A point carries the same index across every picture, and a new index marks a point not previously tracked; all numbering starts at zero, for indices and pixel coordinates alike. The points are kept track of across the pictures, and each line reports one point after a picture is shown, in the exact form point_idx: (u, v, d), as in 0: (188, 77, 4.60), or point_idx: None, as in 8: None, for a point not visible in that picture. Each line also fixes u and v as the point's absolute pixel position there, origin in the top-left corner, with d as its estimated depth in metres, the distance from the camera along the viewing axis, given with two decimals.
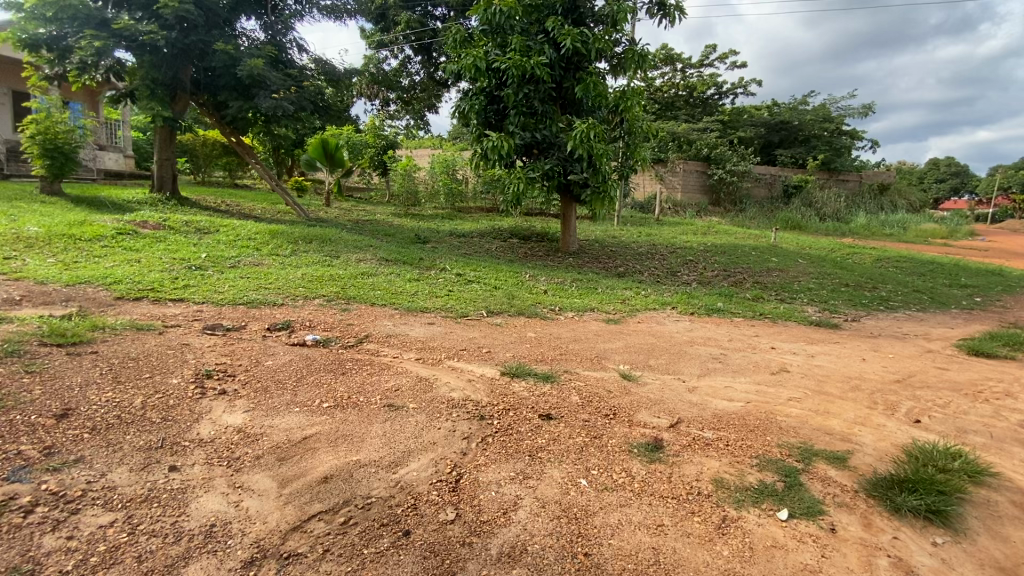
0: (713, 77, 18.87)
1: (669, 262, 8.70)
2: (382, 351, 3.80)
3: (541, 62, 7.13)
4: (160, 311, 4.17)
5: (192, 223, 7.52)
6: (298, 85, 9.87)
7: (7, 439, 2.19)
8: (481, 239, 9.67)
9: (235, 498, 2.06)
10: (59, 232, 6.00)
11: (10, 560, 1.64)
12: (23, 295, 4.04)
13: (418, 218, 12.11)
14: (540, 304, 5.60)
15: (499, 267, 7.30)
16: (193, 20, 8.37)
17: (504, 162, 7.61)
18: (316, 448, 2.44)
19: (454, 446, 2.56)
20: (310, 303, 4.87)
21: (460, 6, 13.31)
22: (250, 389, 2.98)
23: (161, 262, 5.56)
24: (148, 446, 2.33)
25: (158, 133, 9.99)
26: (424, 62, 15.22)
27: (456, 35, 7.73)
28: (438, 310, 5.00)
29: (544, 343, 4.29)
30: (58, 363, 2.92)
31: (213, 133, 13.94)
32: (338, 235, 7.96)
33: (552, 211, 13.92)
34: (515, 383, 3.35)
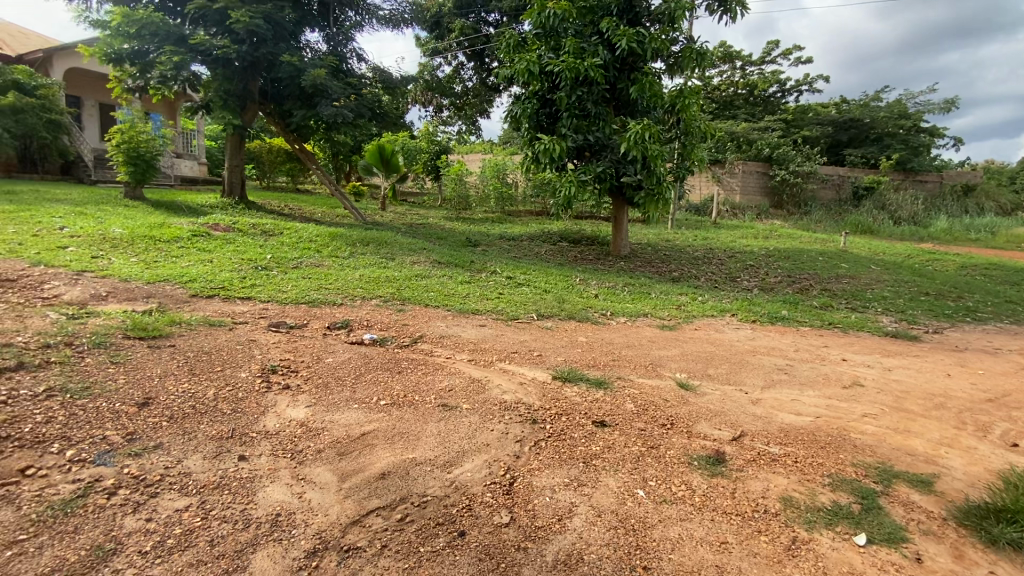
0: (775, 74, 18.05)
1: (726, 267, 8.36)
2: (435, 352, 3.86)
3: (595, 63, 7.05)
4: (230, 309, 4.42)
5: (259, 226, 7.95)
6: (357, 94, 10.25)
7: (95, 424, 2.36)
8: (531, 243, 9.67)
9: (299, 489, 2.14)
10: (142, 234, 6.50)
11: (95, 538, 1.76)
12: (110, 292, 4.39)
13: (469, 222, 12.27)
14: (591, 308, 5.52)
15: (549, 271, 7.25)
16: (263, 34, 8.87)
17: (555, 165, 7.57)
18: (374, 445, 2.49)
19: (507, 448, 2.54)
20: (367, 303, 5.03)
21: (513, 12, 13.43)
22: (311, 384, 3.09)
23: (231, 262, 5.91)
24: (219, 436, 2.45)
25: (229, 141, 10.63)
26: (477, 68, 15.46)
27: (510, 40, 7.78)
28: (489, 312, 5.02)
29: (596, 348, 4.21)
30: (141, 354, 3.15)
31: (278, 141, 14.73)
32: (393, 238, 8.19)
33: (603, 214, 13.74)
34: (568, 388, 3.30)
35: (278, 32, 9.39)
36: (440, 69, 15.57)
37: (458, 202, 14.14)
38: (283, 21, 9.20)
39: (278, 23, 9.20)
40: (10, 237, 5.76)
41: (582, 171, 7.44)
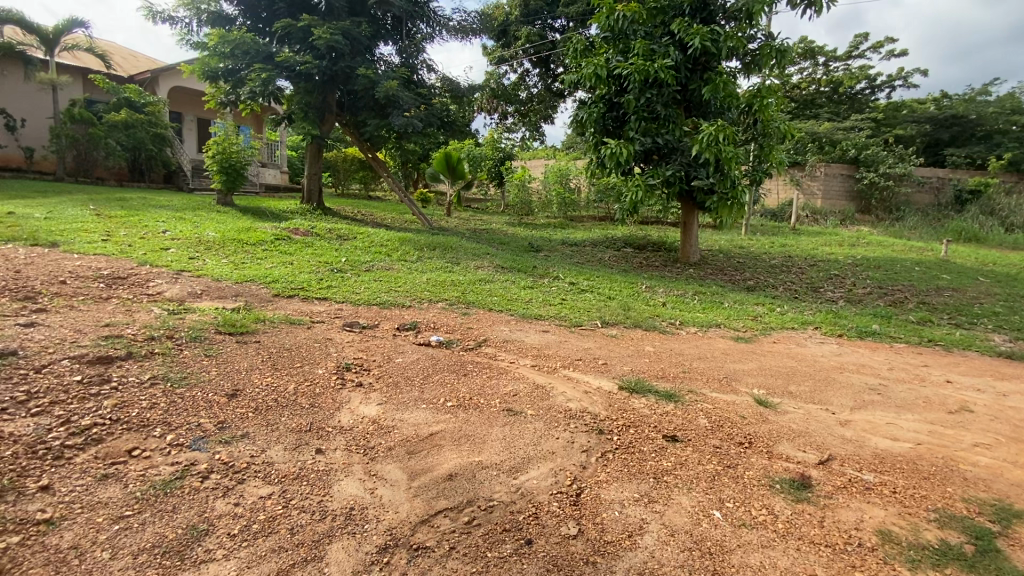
0: (863, 69, 16.77)
1: (806, 276, 7.82)
2: (499, 356, 3.86)
3: (666, 64, 6.84)
4: (308, 309, 4.67)
5: (334, 230, 8.39)
6: (427, 103, 10.59)
7: (191, 412, 2.56)
8: (594, 248, 9.53)
9: (371, 485, 2.20)
10: (232, 238, 7.04)
11: (191, 518, 1.89)
12: (204, 290, 4.78)
13: (532, 227, 12.30)
14: (658, 317, 5.33)
15: (614, 277, 7.10)
16: (341, 49, 9.38)
17: (622, 169, 7.42)
18: (441, 445, 2.53)
19: (574, 458, 2.49)
20: (433, 306, 5.14)
21: (580, 17, 13.39)
22: (382, 383, 3.20)
23: (309, 265, 6.26)
24: (299, 428, 2.58)
25: (309, 151, 11.31)
26: (542, 74, 15.62)
27: (577, 44, 7.74)
28: (553, 318, 4.99)
29: (664, 358, 4.05)
30: (230, 349, 3.39)
31: (352, 150, 15.52)
32: (458, 243, 8.35)
33: (670, 220, 13.31)
34: (635, 399, 3.18)
35: (355, 47, 9.90)
36: (506, 76, 15.80)
37: (521, 206, 14.48)
38: (360, 36, 9.69)
39: (355, 38, 9.69)
40: (123, 239, 6.44)
41: (650, 176, 7.23)
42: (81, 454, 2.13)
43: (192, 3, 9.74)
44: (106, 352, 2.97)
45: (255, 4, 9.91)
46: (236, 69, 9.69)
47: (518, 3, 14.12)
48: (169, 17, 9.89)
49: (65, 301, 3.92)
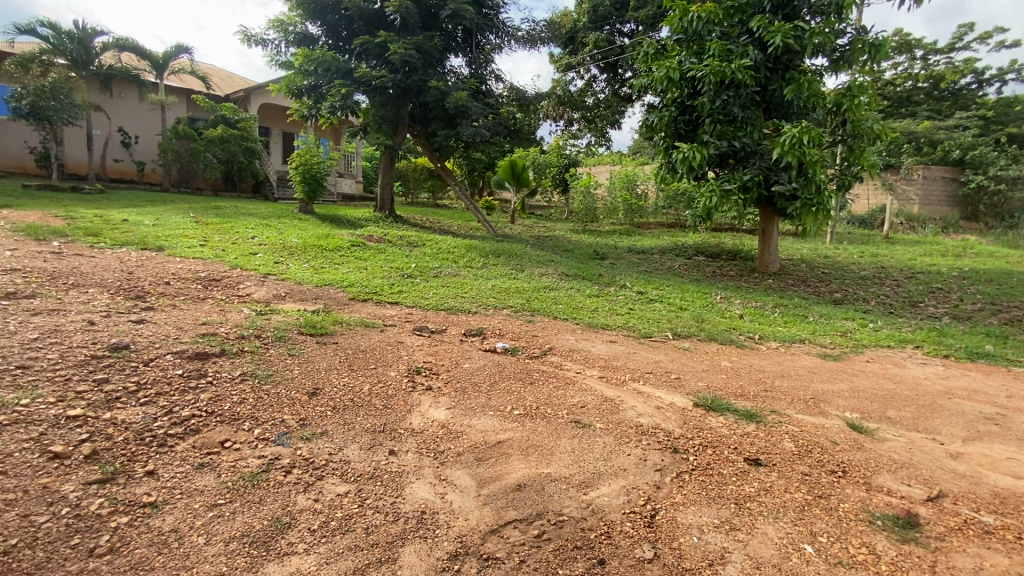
0: (969, 62, 15.20)
1: (903, 290, 7.13)
2: (565, 365, 3.81)
3: (745, 64, 6.52)
4: (381, 312, 4.85)
5: (404, 237, 8.70)
6: (494, 112, 10.76)
7: (276, 407, 2.71)
8: (662, 257, 9.23)
9: (441, 489, 2.22)
10: (312, 244, 7.49)
11: (276, 510, 1.99)
12: (287, 292, 5.10)
13: (597, 234, 12.12)
14: (733, 330, 5.06)
15: (685, 287, 6.83)
16: (414, 63, 9.76)
17: (695, 174, 7.13)
18: (509, 454, 2.51)
19: (647, 476, 2.38)
20: (499, 312, 5.17)
21: (650, 20, 13.13)
22: (450, 388, 3.24)
23: (382, 270, 6.53)
24: (373, 429, 2.67)
25: (382, 161, 11.81)
26: (609, 80, 15.40)
27: (648, 48, 7.57)
28: (620, 328, 4.86)
29: (742, 375, 3.82)
30: (311, 348, 3.58)
31: (422, 159, 16.08)
32: (523, 250, 8.38)
33: (744, 227, 12.66)
34: (711, 418, 3.02)
35: (427, 60, 10.26)
36: (573, 83, 15.75)
37: (586, 215, 14.03)
38: (432, 49, 10.03)
39: (428, 52, 10.04)
40: (217, 244, 7.01)
41: (726, 181, 6.89)
42: (181, 443, 2.31)
43: (281, 25, 10.51)
44: (203, 348, 3.22)
45: (337, 24, 10.52)
46: (318, 85, 10.33)
47: (587, 9, 14.07)
48: (261, 40, 10.72)
49: (169, 300, 4.31)
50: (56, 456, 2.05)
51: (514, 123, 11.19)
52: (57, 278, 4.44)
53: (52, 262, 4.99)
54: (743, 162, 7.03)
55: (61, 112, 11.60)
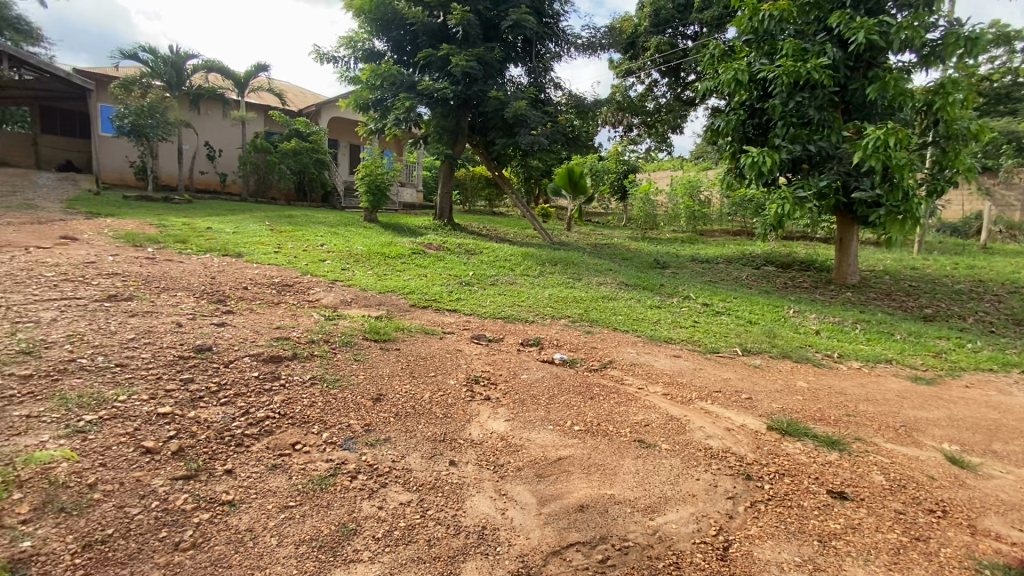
0: None
1: (1007, 306, 6.42)
2: (626, 380, 3.70)
3: (822, 64, 6.12)
4: (440, 319, 4.93)
5: (463, 245, 8.83)
6: (553, 120, 10.75)
7: (342, 412, 2.80)
8: (728, 266, 8.82)
9: (502, 505, 2.19)
10: (376, 251, 7.76)
11: (342, 515, 2.03)
12: (353, 298, 5.29)
13: (656, 242, 11.79)
14: (809, 347, 4.74)
15: (754, 299, 6.48)
16: (475, 74, 9.93)
17: (765, 180, 6.76)
18: (571, 471, 2.45)
19: (718, 505, 2.25)
20: (557, 322, 5.11)
21: (715, 21, 12.68)
22: (509, 399, 3.22)
23: (441, 277, 6.65)
24: (434, 438, 2.69)
25: (442, 170, 12.09)
26: (671, 84, 15.04)
27: (714, 50, 7.29)
28: (684, 342, 4.67)
29: (821, 397, 3.55)
30: (375, 354, 3.69)
31: (480, 168, 16.35)
32: (581, 258, 8.27)
33: (817, 236, 11.88)
34: (787, 443, 2.84)
35: (487, 71, 10.42)
36: (632, 88, 15.48)
37: (646, 221, 13.75)
38: (493, 60, 10.18)
39: (488, 63, 10.21)
40: (290, 251, 7.41)
41: (799, 187, 6.48)
42: (256, 443, 2.42)
43: (351, 43, 11.05)
44: (276, 351, 3.39)
45: (402, 39, 10.91)
46: (382, 99, 10.73)
47: (648, 13, 13.82)
48: (332, 57, 11.32)
49: (247, 304, 4.58)
50: (148, 451, 2.20)
51: (573, 130, 11.12)
52: (151, 282, 4.84)
53: (147, 267, 5.45)
54: (819, 167, 6.60)
55: (157, 129, 12.76)
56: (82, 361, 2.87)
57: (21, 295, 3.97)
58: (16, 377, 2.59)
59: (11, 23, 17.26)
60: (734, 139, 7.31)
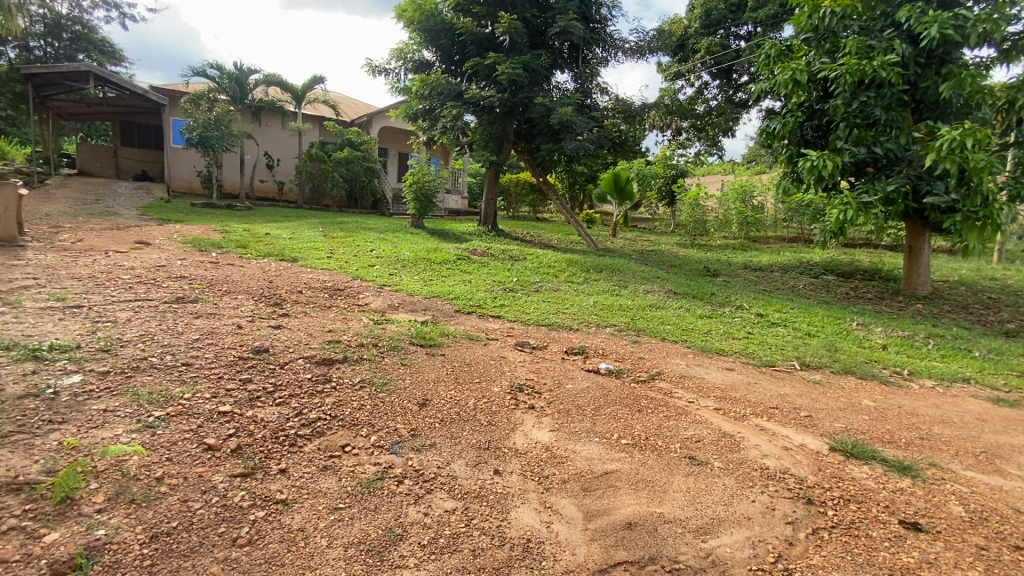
0: None
1: None
2: (676, 392, 3.58)
3: (890, 61, 5.75)
4: (485, 326, 4.95)
5: (507, 251, 8.87)
6: (599, 125, 10.64)
7: (390, 416, 2.85)
8: (783, 275, 8.42)
9: (547, 517, 2.16)
10: (422, 257, 7.91)
11: (389, 520, 2.06)
12: (400, 303, 5.41)
13: (706, 249, 11.43)
14: (874, 362, 4.45)
15: (812, 310, 6.16)
16: (521, 81, 9.99)
17: (824, 185, 6.37)
18: (617, 487, 2.39)
19: (776, 530, 2.14)
20: (602, 331, 5.03)
21: (771, 20, 12.22)
22: (554, 409, 3.18)
23: (486, 283, 6.70)
24: (478, 445, 2.69)
25: (487, 177, 12.21)
26: (722, 86, 14.64)
27: (770, 50, 7.02)
28: (738, 355, 4.48)
29: (890, 418, 3.31)
30: (421, 359, 3.74)
31: (525, 174, 16.42)
32: (627, 265, 8.12)
33: (883, 243, 11.18)
34: (852, 467, 2.66)
35: (534, 78, 10.46)
36: (682, 91, 15.12)
37: (694, 227, 13.10)
38: (539, 67, 10.21)
39: (535, 70, 10.24)
40: (341, 256, 7.67)
41: (863, 193, 6.06)
42: (308, 444, 2.50)
43: (401, 55, 11.38)
44: (328, 354, 3.50)
45: (450, 49, 11.11)
46: (430, 108, 10.96)
47: (699, 14, 13.51)
48: (384, 69, 11.69)
49: (301, 308, 4.77)
50: (210, 448, 2.31)
51: (619, 135, 10.98)
52: (214, 285, 5.12)
53: (211, 270, 5.78)
54: (886, 170, 6.20)
55: (222, 141, 13.56)
56: (153, 359, 3.06)
57: (101, 296, 4.29)
58: (96, 373, 2.80)
59: (97, 46, 18.86)
60: (790, 142, 7.00)
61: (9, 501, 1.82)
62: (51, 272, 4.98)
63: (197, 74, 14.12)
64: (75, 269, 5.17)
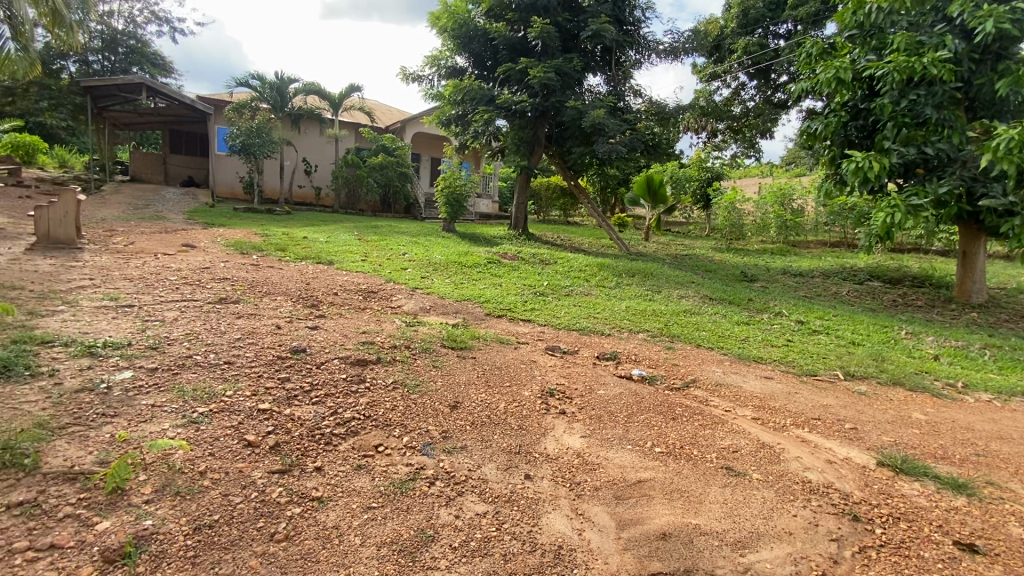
0: None
1: None
2: (712, 401, 3.48)
3: (942, 57, 5.47)
4: (515, 329, 4.94)
5: (538, 255, 8.85)
6: (632, 128, 10.52)
7: (421, 418, 2.87)
8: (825, 281, 8.12)
9: (579, 524, 2.13)
10: (453, 260, 7.98)
11: (420, 522, 2.07)
12: (432, 305, 5.47)
13: (742, 254, 11.12)
14: (925, 373, 4.23)
15: (857, 318, 5.91)
16: (553, 85, 9.97)
17: (870, 187, 6.08)
18: (651, 496, 2.34)
19: (820, 546, 2.05)
20: (634, 336, 4.95)
21: (812, 18, 11.88)
22: (585, 414, 3.14)
23: (516, 287, 6.71)
24: (509, 449, 2.68)
25: (518, 181, 12.23)
26: (760, 86, 14.27)
27: (811, 48, 6.82)
28: (777, 363, 4.33)
29: (943, 433, 3.13)
30: (452, 361, 3.76)
31: (555, 178, 16.42)
32: (660, 270, 7.98)
33: (933, 248, 10.64)
34: (902, 483, 2.53)
35: (566, 81, 10.44)
36: (717, 92, 14.81)
37: (730, 231, 12.82)
38: (572, 71, 10.18)
39: (566, 73, 10.21)
40: (375, 260, 7.82)
41: (913, 195, 5.76)
42: (343, 443, 2.54)
43: (435, 61, 11.56)
44: (363, 355, 3.57)
45: (482, 54, 11.21)
46: (462, 113, 11.08)
47: (736, 14, 13.24)
48: (418, 76, 11.89)
49: (337, 309, 4.89)
50: (249, 444, 2.39)
51: (652, 138, 10.84)
52: (254, 287, 5.30)
53: (252, 272, 5.99)
54: (938, 172, 5.89)
55: (263, 148, 14.06)
56: (197, 357, 3.19)
57: (150, 296, 4.50)
58: (145, 369, 2.93)
59: (150, 59, 19.89)
60: (833, 143, 6.75)
61: (66, 489, 1.92)
62: (105, 273, 5.25)
63: (241, 84, 14.70)
64: (127, 270, 5.44)
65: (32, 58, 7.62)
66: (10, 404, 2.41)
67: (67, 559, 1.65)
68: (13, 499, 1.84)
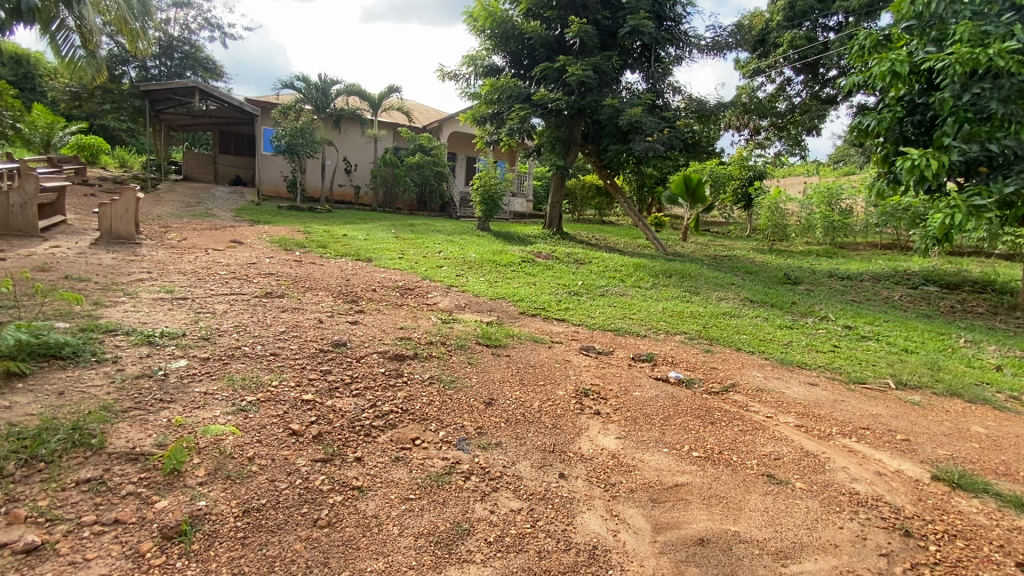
0: None
1: None
2: (752, 407, 3.38)
3: (1011, 47, 5.06)
4: (549, 328, 4.93)
5: (572, 254, 8.81)
6: (671, 126, 10.25)
7: (456, 414, 2.90)
8: (875, 285, 7.76)
9: (614, 526, 2.12)
10: (488, 259, 8.04)
11: (457, 515, 2.10)
12: (467, 303, 5.52)
13: (786, 255, 10.74)
14: (985, 385, 3.98)
15: (912, 324, 5.64)
16: (590, 83, 9.84)
17: (927, 186, 5.76)
18: (688, 500, 2.31)
19: (868, 561, 1.97)
20: (671, 338, 4.87)
21: (865, 9, 11.47)
22: (620, 416, 3.11)
23: (551, 286, 6.69)
24: (544, 448, 2.68)
25: (552, 180, 12.25)
26: (807, 82, 13.75)
27: (865, 40, 6.54)
28: (822, 369, 4.17)
29: (1005, 448, 2.94)
30: (486, 359, 3.80)
31: (590, 177, 16.49)
32: (699, 271, 7.77)
33: (996, 252, 10.07)
34: (959, 499, 2.40)
35: (603, 79, 10.29)
36: (762, 88, 14.41)
37: (774, 231, 12.56)
38: (610, 69, 10.05)
39: (604, 70, 10.08)
40: (411, 256, 7.99)
41: (975, 196, 5.38)
42: (382, 435, 2.61)
43: (472, 61, 11.63)
44: (400, 350, 3.64)
45: (520, 52, 11.20)
46: (496, 111, 11.12)
47: (782, 6, 12.81)
48: (454, 74, 12.03)
49: (375, 305, 5.00)
50: (294, 433, 2.48)
51: (692, 135, 10.62)
52: (298, 282, 5.49)
53: (295, 268, 6.18)
54: (1004, 170, 5.45)
55: (306, 147, 14.46)
56: (245, 348, 3.33)
57: (202, 289, 4.73)
58: (197, 359, 3.08)
59: (202, 63, 20.87)
60: (887, 139, 6.38)
61: (128, 469, 2.04)
62: (161, 267, 5.54)
63: (286, 86, 15.22)
64: (181, 264, 5.74)
65: (99, 65, 8.17)
66: (79, 387, 2.58)
67: (128, 534, 1.76)
68: (81, 475, 1.98)
